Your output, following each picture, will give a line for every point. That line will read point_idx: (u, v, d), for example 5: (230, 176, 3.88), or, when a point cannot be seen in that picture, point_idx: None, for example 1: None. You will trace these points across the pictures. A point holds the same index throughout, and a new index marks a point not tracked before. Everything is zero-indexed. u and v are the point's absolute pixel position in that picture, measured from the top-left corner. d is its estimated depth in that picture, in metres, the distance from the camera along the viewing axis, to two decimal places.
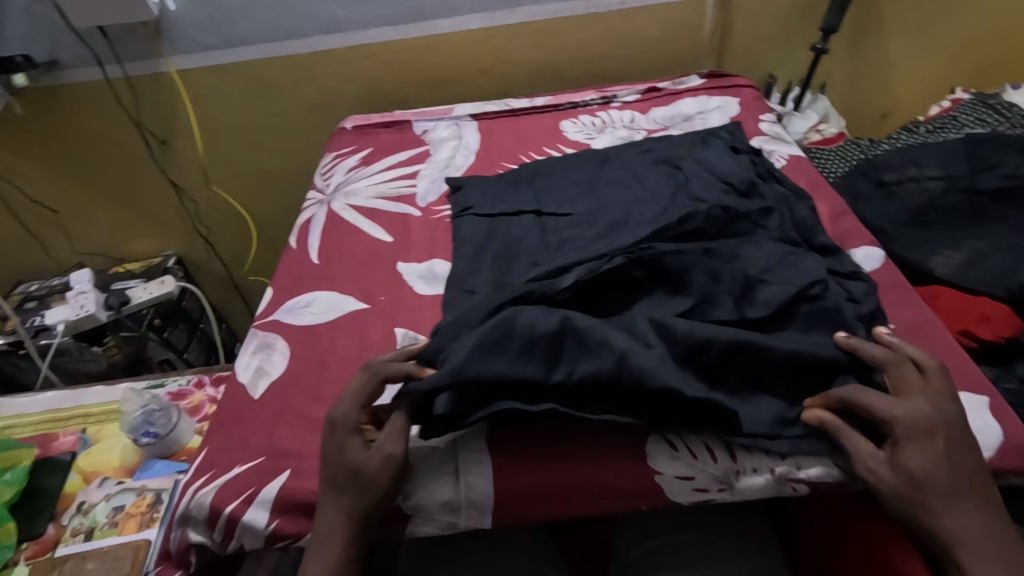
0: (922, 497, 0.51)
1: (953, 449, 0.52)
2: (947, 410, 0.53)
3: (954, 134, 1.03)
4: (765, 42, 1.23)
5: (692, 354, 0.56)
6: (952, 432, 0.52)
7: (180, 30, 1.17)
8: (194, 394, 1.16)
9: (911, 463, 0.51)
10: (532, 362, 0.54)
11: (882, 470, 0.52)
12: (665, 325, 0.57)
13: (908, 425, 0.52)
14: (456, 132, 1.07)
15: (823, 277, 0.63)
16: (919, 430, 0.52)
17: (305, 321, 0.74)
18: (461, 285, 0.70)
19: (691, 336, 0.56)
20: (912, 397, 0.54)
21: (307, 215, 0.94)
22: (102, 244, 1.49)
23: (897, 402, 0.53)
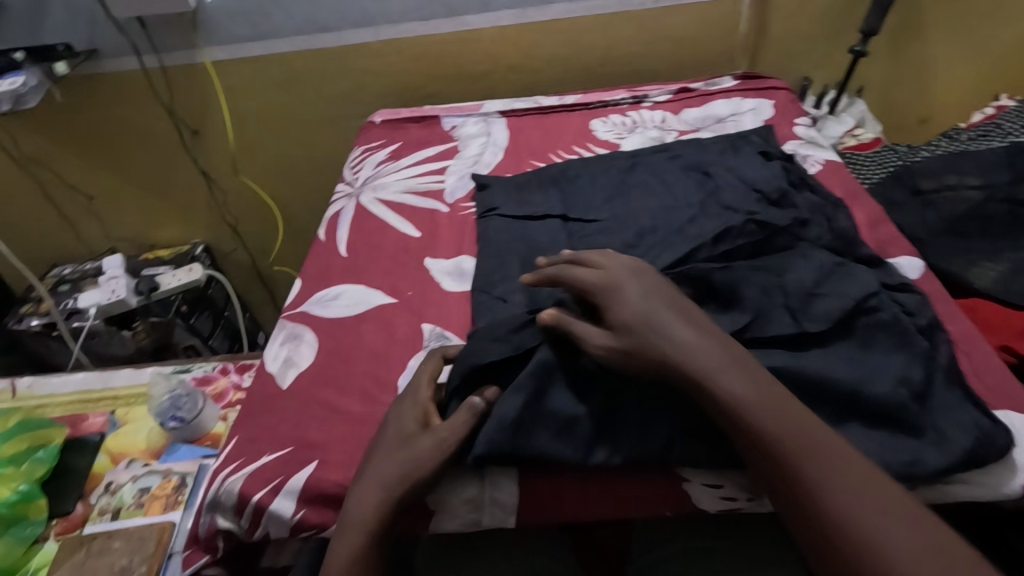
0: (639, 339, 0.53)
1: (642, 288, 0.56)
2: (630, 261, 0.60)
3: (997, 141, 0.99)
4: (802, 43, 1.21)
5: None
6: (636, 274, 0.58)
7: (215, 21, 1.18)
8: (219, 380, 1.19)
9: (615, 316, 0.55)
10: (583, 436, 0.55)
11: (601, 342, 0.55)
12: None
13: (601, 285, 0.57)
14: (484, 128, 1.06)
15: (877, 289, 0.62)
16: (608, 291, 0.57)
17: (333, 313, 0.75)
18: (495, 295, 0.70)
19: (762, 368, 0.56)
20: (602, 262, 0.60)
21: (336, 208, 0.95)
22: (134, 230, 1.52)
23: (588, 271, 0.59)
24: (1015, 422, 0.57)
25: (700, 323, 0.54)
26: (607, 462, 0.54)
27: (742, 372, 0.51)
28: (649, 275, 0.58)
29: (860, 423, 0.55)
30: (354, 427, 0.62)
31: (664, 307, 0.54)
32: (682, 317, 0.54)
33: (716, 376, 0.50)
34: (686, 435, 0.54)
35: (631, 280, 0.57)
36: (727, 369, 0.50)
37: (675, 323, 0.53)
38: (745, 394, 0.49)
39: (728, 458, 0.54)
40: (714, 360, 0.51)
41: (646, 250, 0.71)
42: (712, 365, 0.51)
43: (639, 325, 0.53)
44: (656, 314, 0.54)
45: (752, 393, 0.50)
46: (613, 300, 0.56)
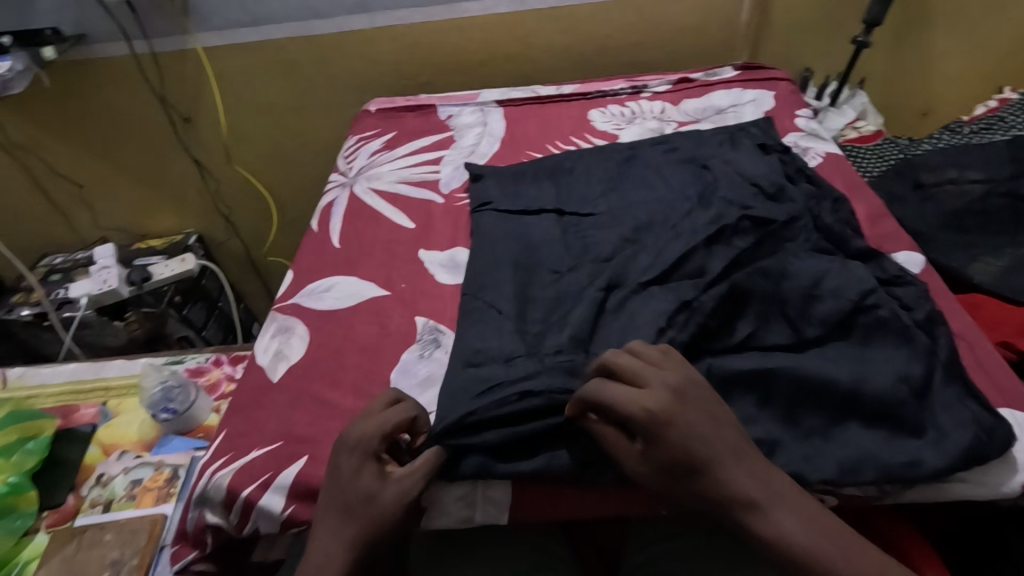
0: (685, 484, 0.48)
1: (689, 424, 0.49)
2: (672, 381, 0.50)
3: (1000, 134, 0.98)
4: (804, 33, 1.19)
5: (745, 389, 0.56)
6: (683, 408, 0.49)
7: (206, 7, 1.16)
8: (212, 371, 1.18)
9: (661, 455, 0.48)
10: (572, 447, 0.55)
11: (636, 466, 0.50)
12: (725, 369, 0.56)
13: (643, 420, 0.49)
14: (480, 118, 1.05)
15: (874, 286, 0.61)
16: (654, 421, 0.48)
17: (324, 306, 0.74)
18: (487, 291, 0.68)
19: (755, 368, 0.56)
20: (643, 385, 0.50)
21: (330, 198, 0.94)
22: (126, 219, 1.50)
23: (627, 398, 0.50)
24: (1014, 419, 0.56)
25: (750, 456, 0.49)
26: (596, 471, 0.54)
27: (793, 509, 0.48)
28: (693, 394, 0.50)
29: (858, 422, 0.54)
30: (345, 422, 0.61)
31: (713, 438, 0.49)
32: (729, 452, 0.49)
33: (762, 517, 0.48)
34: None
35: (677, 410, 0.49)
36: (776, 508, 0.48)
37: (720, 461, 0.48)
38: (800, 535, 0.47)
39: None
40: (761, 496, 0.48)
41: (642, 245, 0.70)
42: (761, 502, 0.48)
43: (684, 464, 0.48)
44: (703, 454, 0.48)
45: (799, 532, 0.47)
46: (653, 435, 0.49)
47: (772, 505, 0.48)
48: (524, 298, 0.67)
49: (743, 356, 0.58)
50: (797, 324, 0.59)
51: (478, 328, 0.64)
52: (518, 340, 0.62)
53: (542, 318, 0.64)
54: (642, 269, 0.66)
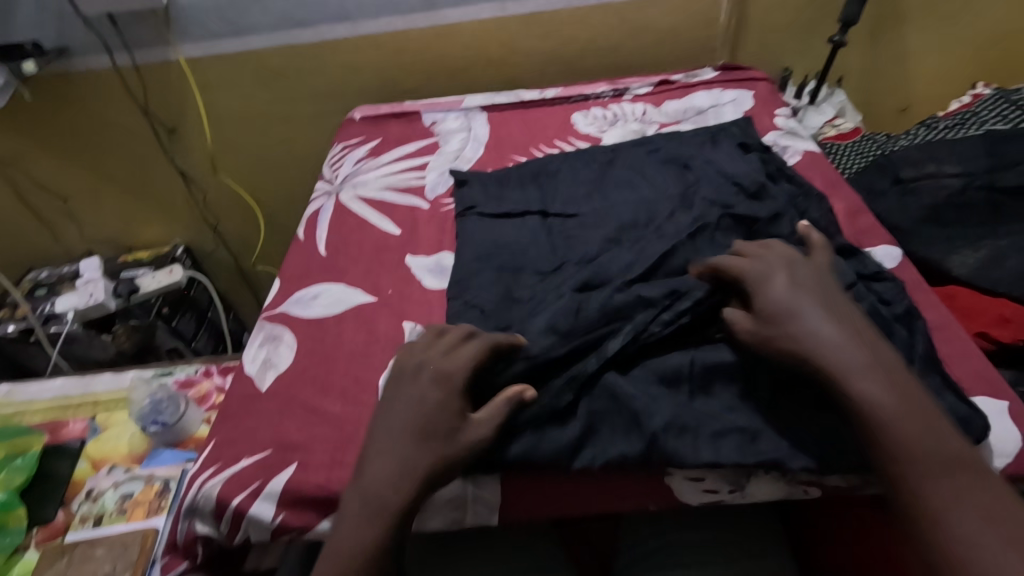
0: (776, 329, 0.54)
1: (792, 283, 0.57)
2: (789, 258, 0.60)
3: (974, 129, 1.00)
4: (781, 34, 1.21)
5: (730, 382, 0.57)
6: (791, 272, 0.58)
7: (188, 18, 1.16)
8: (202, 383, 1.17)
9: (762, 303, 0.56)
10: (564, 439, 0.55)
11: (738, 316, 0.57)
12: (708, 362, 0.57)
13: (751, 275, 0.59)
14: (465, 123, 1.05)
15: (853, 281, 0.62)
16: (759, 275, 0.58)
17: (312, 313, 0.74)
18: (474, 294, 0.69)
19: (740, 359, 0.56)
20: (759, 255, 0.61)
21: (316, 206, 0.94)
22: (112, 231, 1.49)
23: (742, 261, 0.60)
24: (989, 408, 0.57)
25: (853, 326, 0.54)
26: (586, 465, 0.55)
27: (877, 375, 0.51)
28: (806, 269, 0.59)
29: None
30: (333, 429, 0.61)
31: (814, 299, 0.56)
32: (829, 312, 0.55)
33: (850, 372, 0.51)
34: (661, 441, 0.54)
35: (785, 273, 0.58)
36: (860, 373, 0.51)
37: (816, 316, 0.54)
38: (877, 393, 0.50)
39: (710, 452, 0.54)
40: (849, 358, 0.52)
41: (627, 245, 0.71)
42: (847, 363, 0.51)
43: (783, 309, 0.55)
44: (799, 305, 0.55)
45: (885, 393, 0.50)
46: (758, 285, 0.58)
47: (851, 363, 0.51)
48: (509, 300, 0.68)
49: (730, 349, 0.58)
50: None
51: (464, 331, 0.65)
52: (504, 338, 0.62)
53: (527, 317, 0.64)
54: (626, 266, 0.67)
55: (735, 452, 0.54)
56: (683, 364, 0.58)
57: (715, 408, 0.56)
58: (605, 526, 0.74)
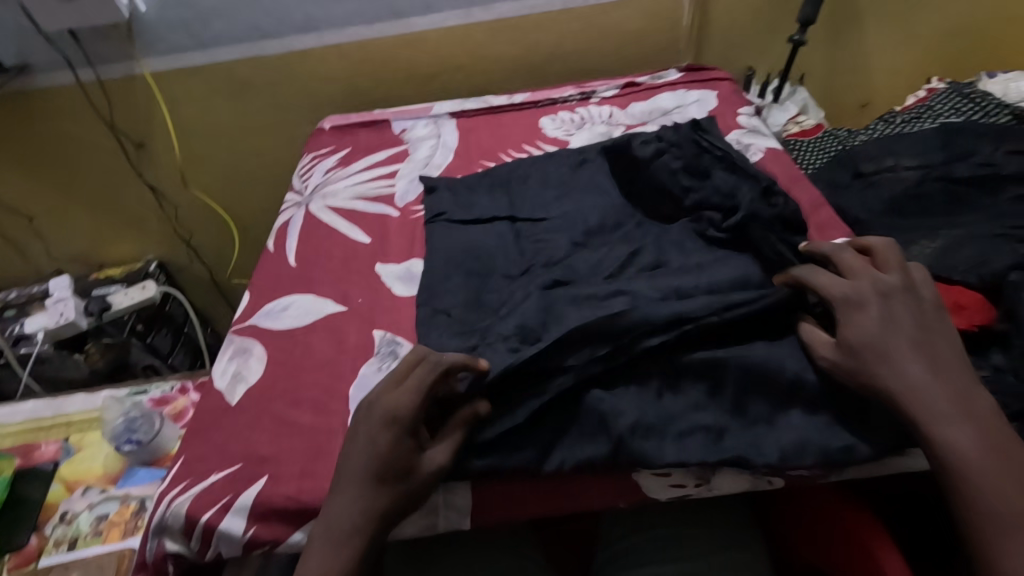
0: (859, 364, 0.53)
1: (885, 315, 0.54)
2: (888, 281, 0.56)
3: (929, 123, 1.03)
4: (743, 35, 1.23)
5: (697, 378, 0.57)
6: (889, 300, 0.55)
7: (152, 32, 1.15)
8: (178, 400, 1.16)
9: (848, 334, 0.54)
10: (534, 444, 0.56)
11: (824, 348, 0.56)
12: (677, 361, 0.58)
13: (842, 299, 0.56)
14: (434, 130, 1.06)
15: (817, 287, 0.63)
16: (851, 302, 0.55)
17: (282, 325, 0.74)
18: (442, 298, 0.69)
19: (706, 358, 0.57)
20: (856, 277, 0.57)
21: (285, 217, 0.94)
22: (81, 249, 1.47)
23: (836, 283, 0.57)
24: None
25: (947, 369, 0.52)
26: (555, 467, 0.55)
27: (963, 419, 0.50)
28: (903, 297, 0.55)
29: (802, 409, 0.56)
30: (304, 440, 0.61)
31: (906, 334, 0.53)
32: (926, 358, 0.52)
33: (935, 423, 0.50)
34: (629, 441, 0.55)
35: (881, 299, 0.55)
36: (946, 414, 0.50)
37: (905, 352, 0.52)
38: (957, 437, 0.49)
39: (675, 452, 0.54)
40: (933, 397, 0.50)
41: (594, 250, 0.73)
42: (933, 405, 0.50)
43: (870, 346, 0.53)
44: (888, 341, 0.53)
45: (972, 446, 0.49)
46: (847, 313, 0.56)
47: (935, 407, 0.50)
48: (477, 305, 0.69)
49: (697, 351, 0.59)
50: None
51: (436, 336, 0.65)
52: (474, 342, 0.62)
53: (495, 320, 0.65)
54: (593, 273, 0.69)
55: (700, 449, 0.55)
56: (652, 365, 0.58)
57: (681, 405, 0.57)
58: (582, 523, 0.75)
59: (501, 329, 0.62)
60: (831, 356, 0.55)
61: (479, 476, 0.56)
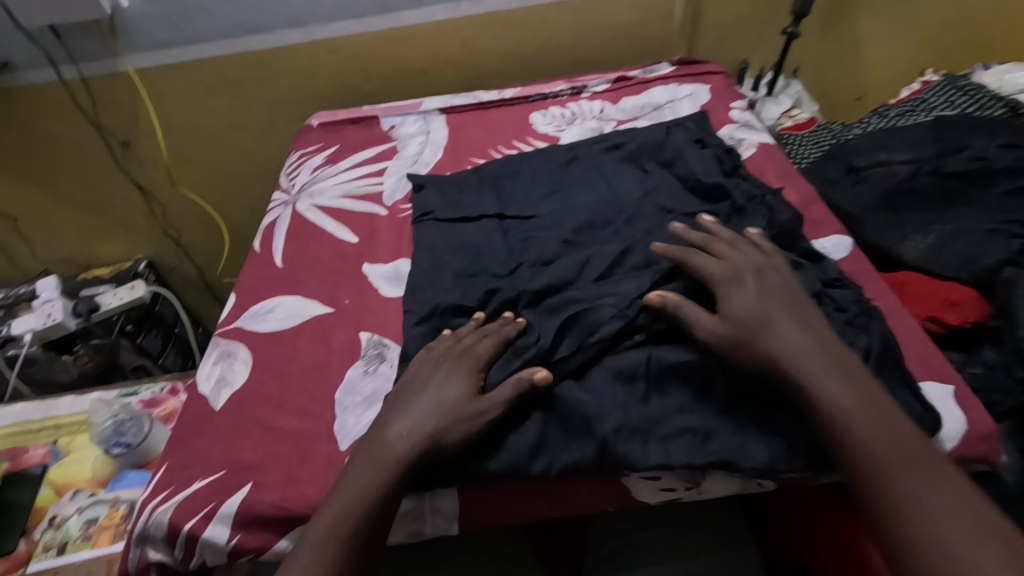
0: (748, 337, 0.54)
1: (761, 286, 0.57)
2: (755, 259, 0.61)
3: (923, 117, 1.01)
4: (737, 27, 1.22)
5: (683, 382, 0.57)
6: (760, 276, 0.59)
7: (135, 28, 1.13)
8: (168, 401, 1.17)
9: (735, 312, 0.56)
10: (521, 447, 0.55)
11: (716, 328, 0.55)
12: (664, 360, 0.57)
13: (723, 277, 0.59)
14: (423, 127, 1.04)
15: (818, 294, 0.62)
16: (731, 279, 0.59)
17: (267, 327, 0.73)
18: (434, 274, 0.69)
19: (692, 360, 0.57)
20: (727, 253, 0.61)
21: (272, 217, 0.92)
22: (69, 249, 1.46)
23: (715, 262, 0.61)
24: (935, 392, 0.59)
25: (821, 336, 0.54)
26: (543, 471, 0.55)
27: (843, 378, 0.51)
28: (776, 277, 0.59)
29: (790, 414, 0.54)
30: (289, 446, 0.60)
31: (781, 309, 0.56)
32: (800, 318, 0.55)
33: (821, 383, 0.51)
34: (615, 442, 0.54)
35: (754, 274, 0.59)
36: (826, 376, 0.51)
37: (784, 324, 0.54)
38: (846, 398, 0.50)
39: (659, 453, 0.54)
40: (813, 366, 0.52)
41: (584, 249, 0.72)
42: (814, 370, 0.52)
43: (755, 317, 0.55)
44: (766, 314, 0.55)
45: (853, 399, 0.50)
46: (727, 292, 0.58)
47: (819, 366, 0.52)
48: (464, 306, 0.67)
49: (682, 348, 0.58)
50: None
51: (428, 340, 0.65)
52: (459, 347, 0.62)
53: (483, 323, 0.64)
54: (583, 275, 0.68)
55: (687, 451, 0.54)
56: (639, 361, 0.57)
57: (668, 407, 0.56)
58: None
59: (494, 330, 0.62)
60: (723, 332, 0.55)
61: (467, 479, 0.55)
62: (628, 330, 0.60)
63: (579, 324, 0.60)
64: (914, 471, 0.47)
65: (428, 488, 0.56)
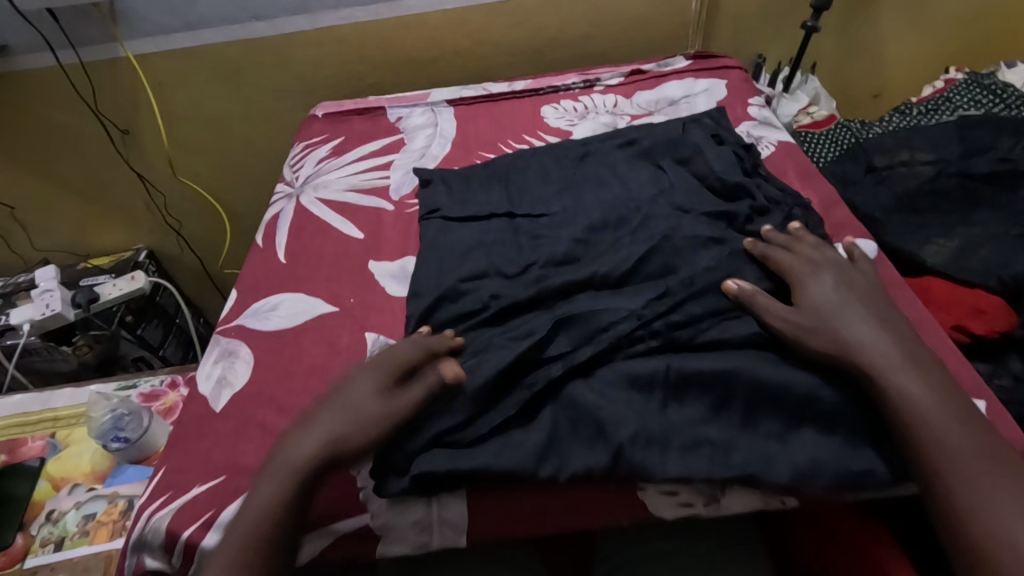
0: (822, 322, 0.55)
1: (840, 281, 0.59)
2: (835, 258, 0.62)
3: (947, 116, 0.99)
4: (753, 21, 1.18)
5: (705, 390, 0.54)
6: (838, 272, 0.60)
7: (136, 12, 1.10)
8: (168, 395, 1.14)
9: (809, 299, 0.57)
10: (530, 451, 0.53)
11: (789, 313, 0.57)
12: (685, 368, 0.54)
13: (798, 269, 0.61)
14: (431, 119, 1.02)
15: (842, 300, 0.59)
16: (808, 271, 0.60)
17: (270, 326, 0.71)
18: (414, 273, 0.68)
19: (714, 368, 0.54)
20: (806, 250, 0.63)
21: (275, 210, 0.90)
22: (68, 238, 1.43)
23: (790, 256, 0.62)
24: None
25: (899, 332, 0.55)
26: (554, 481, 0.52)
27: (920, 373, 0.52)
28: (854, 274, 0.60)
29: (813, 428, 0.52)
30: None
31: (857, 302, 0.57)
32: (878, 314, 0.56)
33: (897, 374, 0.51)
34: (630, 450, 0.51)
35: (833, 270, 0.60)
36: (903, 370, 0.52)
37: (859, 316, 0.56)
38: (921, 391, 0.51)
39: (678, 465, 0.51)
40: (891, 358, 0.53)
41: (598, 249, 0.69)
42: (891, 361, 0.52)
43: (832, 306, 0.56)
44: (844, 307, 0.56)
45: (929, 394, 0.50)
46: (805, 286, 0.59)
47: (896, 360, 0.52)
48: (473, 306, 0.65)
49: (701, 355, 0.56)
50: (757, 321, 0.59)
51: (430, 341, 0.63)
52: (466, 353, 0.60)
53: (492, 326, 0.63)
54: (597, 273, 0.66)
55: (707, 464, 0.51)
56: (658, 368, 0.55)
57: (686, 418, 0.53)
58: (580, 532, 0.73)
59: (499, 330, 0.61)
60: (795, 317, 0.56)
61: (468, 482, 0.53)
62: (639, 332, 0.58)
63: (581, 324, 0.58)
64: (989, 468, 0.47)
65: (432, 494, 0.54)
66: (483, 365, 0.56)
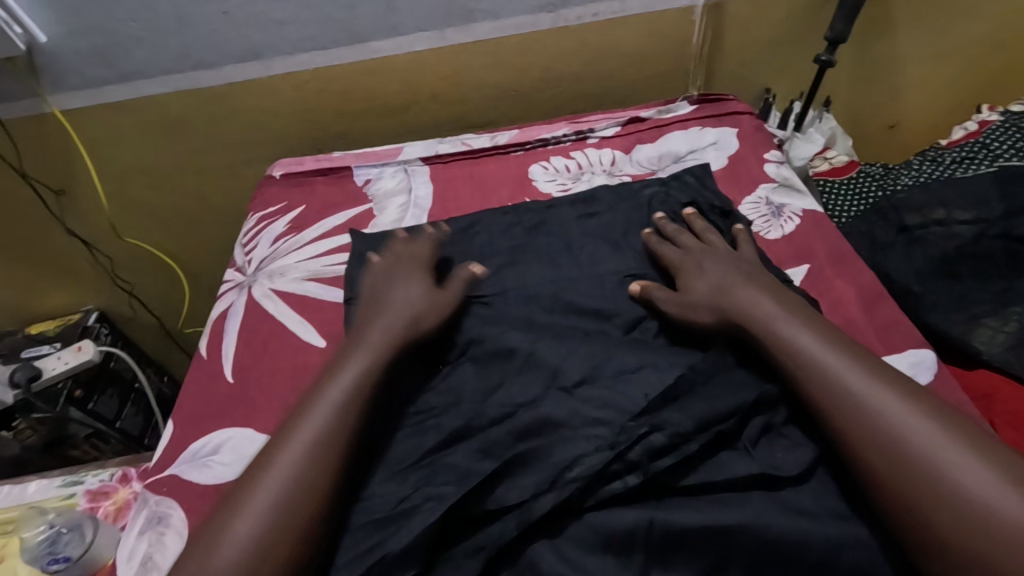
0: (698, 302, 0.60)
1: (716, 262, 0.64)
2: (715, 243, 0.67)
3: (988, 165, 0.88)
4: (761, 53, 1.07)
5: (693, 552, 0.46)
6: (713, 255, 0.65)
7: (59, 64, 0.95)
8: (119, 492, 1.00)
9: (689, 285, 0.63)
10: None
11: (673, 302, 0.62)
12: (670, 522, 0.46)
13: (683, 255, 0.66)
14: (404, 182, 0.89)
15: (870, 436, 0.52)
16: (689, 256, 0.66)
17: (209, 477, 0.59)
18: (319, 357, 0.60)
19: (706, 525, 0.46)
20: (687, 239, 0.68)
21: (225, 304, 0.77)
22: (6, 304, 1.29)
23: (672, 248, 0.68)
24: None
25: (776, 294, 0.60)
26: None
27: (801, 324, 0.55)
28: (733, 258, 0.64)
29: None
30: None
31: (740, 280, 0.61)
32: (757, 281, 0.61)
33: (780, 330, 0.55)
34: None
35: (710, 253, 0.65)
36: (782, 326, 0.55)
37: (735, 287, 0.60)
38: (809, 342, 0.54)
39: None
40: (772, 315, 0.57)
41: None
42: (771, 317, 0.56)
43: (708, 286, 0.61)
44: (723, 284, 0.61)
45: (815, 344, 0.54)
46: (685, 275, 0.64)
47: (774, 320, 0.56)
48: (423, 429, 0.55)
49: (689, 505, 0.48)
50: (753, 453, 0.51)
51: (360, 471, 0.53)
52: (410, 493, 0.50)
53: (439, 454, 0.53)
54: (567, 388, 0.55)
55: None
56: (640, 522, 0.46)
57: None
58: None
59: (453, 456, 0.52)
60: (672, 304, 0.62)
61: None
62: (616, 468, 0.49)
63: (545, 460, 0.50)
64: (885, 400, 0.50)
65: None
66: (422, 515, 0.48)
